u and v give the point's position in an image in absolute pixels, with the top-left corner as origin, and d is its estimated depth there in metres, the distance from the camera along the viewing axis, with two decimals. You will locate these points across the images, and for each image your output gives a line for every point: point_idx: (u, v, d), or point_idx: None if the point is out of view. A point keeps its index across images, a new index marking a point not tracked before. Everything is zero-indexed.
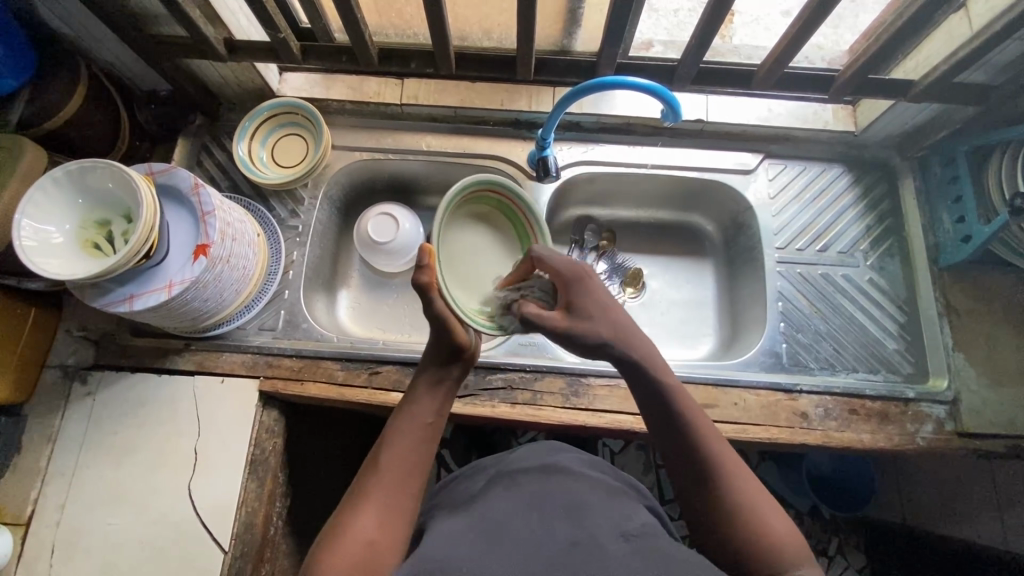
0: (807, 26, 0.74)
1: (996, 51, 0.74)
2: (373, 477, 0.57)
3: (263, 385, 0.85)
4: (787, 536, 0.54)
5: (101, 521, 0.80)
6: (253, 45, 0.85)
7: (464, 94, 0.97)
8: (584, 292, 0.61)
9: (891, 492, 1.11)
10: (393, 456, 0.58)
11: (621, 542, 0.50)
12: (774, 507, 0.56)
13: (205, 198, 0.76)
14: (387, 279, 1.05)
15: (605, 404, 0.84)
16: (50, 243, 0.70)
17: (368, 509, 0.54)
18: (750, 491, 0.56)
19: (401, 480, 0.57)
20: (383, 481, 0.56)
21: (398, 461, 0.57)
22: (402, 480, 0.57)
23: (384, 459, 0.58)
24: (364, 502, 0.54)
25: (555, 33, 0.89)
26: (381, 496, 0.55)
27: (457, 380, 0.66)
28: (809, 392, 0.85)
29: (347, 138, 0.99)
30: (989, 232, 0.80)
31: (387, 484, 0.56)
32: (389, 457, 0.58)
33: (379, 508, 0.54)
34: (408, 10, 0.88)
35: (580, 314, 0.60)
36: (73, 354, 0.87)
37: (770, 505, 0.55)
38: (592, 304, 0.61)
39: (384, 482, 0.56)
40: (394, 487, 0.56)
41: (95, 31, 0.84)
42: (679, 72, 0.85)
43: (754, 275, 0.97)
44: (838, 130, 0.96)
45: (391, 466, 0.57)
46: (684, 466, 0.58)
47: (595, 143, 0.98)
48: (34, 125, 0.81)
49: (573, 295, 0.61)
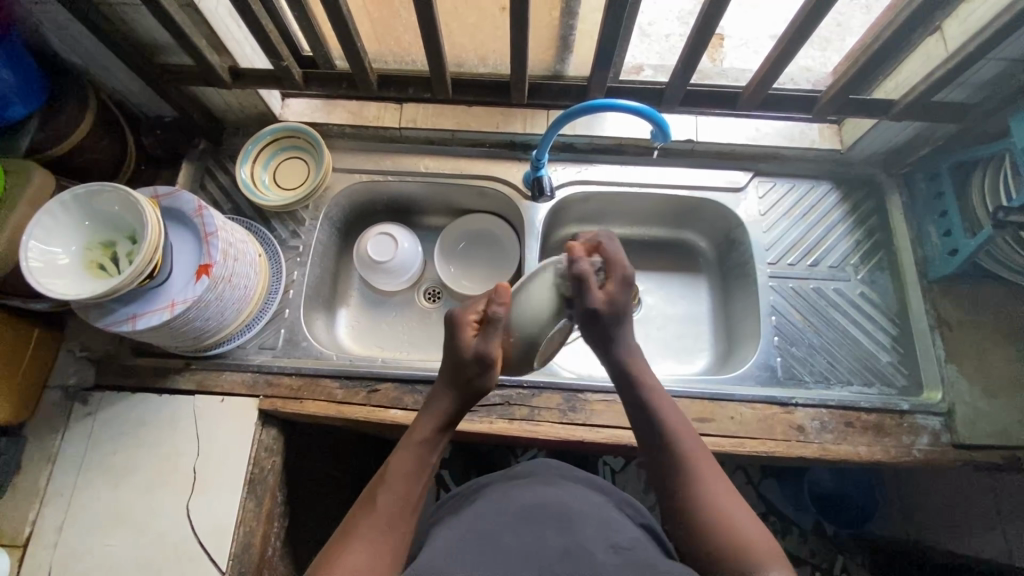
0: (787, 52, 0.77)
1: (973, 70, 0.77)
2: (366, 519, 0.59)
3: (263, 403, 0.86)
4: (757, 546, 0.55)
5: (99, 542, 0.80)
6: (257, 73, 0.88)
7: (461, 117, 1.00)
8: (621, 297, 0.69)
9: (894, 510, 1.10)
10: (389, 496, 0.61)
11: (610, 554, 0.52)
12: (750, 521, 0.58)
13: (208, 219, 0.78)
14: (386, 297, 1.06)
15: (602, 419, 0.85)
16: (55, 263, 0.71)
17: (359, 546, 0.56)
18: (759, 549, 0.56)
19: (395, 521, 0.59)
20: (376, 519, 0.59)
21: (388, 498, 0.61)
22: (393, 518, 0.59)
23: (378, 503, 0.60)
24: (356, 539, 0.57)
25: (548, 60, 0.92)
26: (374, 534, 0.58)
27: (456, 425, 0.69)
28: (804, 405, 0.86)
29: (347, 161, 1.01)
30: (975, 245, 0.81)
31: (379, 527, 0.58)
32: (382, 494, 0.61)
33: (369, 546, 0.56)
34: (406, 38, 0.91)
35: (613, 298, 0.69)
36: (75, 374, 0.88)
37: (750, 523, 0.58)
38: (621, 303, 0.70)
39: (376, 523, 0.58)
40: (386, 522, 0.59)
41: (105, 61, 0.87)
42: (668, 94, 0.87)
43: (747, 289, 0.99)
44: (824, 148, 0.98)
45: (386, 506, 0.60)
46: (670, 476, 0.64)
47: (588, 164, 1.00)
48: (43, 150, 0.84)
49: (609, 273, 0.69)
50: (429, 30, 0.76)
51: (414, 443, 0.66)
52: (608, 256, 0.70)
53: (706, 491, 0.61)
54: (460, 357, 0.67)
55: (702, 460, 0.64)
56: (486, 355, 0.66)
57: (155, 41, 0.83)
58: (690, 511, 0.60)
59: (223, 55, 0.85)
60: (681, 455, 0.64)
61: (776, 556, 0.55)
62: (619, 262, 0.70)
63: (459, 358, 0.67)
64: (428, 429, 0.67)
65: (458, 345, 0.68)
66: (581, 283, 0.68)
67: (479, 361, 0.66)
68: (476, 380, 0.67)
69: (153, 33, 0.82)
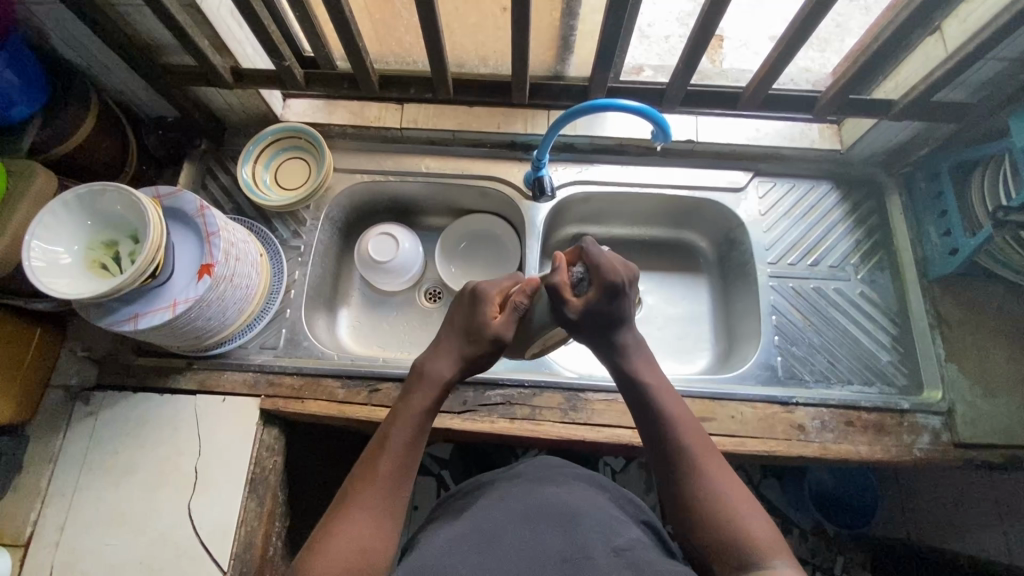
0: (787, 52, 0.78)
1: (973, 71, 0.77)
2: (365, 490, 0.59)
3: (264, 403, 0.86)
4: (763, 542, 0.56)
5: (101, 542, 0.80)
6: (258, 73, 0.88)
7: (462, 118, 1.00)
8: (611, 303, 0.69)
9: (894, 510, 1.10)
10: (389, 466, 0.61)
11: (612, 558, 0.52)
12: (755, 513, 0.59)
13: (209, 218, 0.79)
14: (387, 297, 1.07)
15: (604, 418, 0.85)
16: (58, 263, 0.71)
17: (360, 519, 0.57)
18: (768, 540, 0.57)
19: (393, 492, 0.60)
20: (376, 493, 0.59)
21: (389, 466, 0.61)
22: (393, 488, 0.60)
23: (379, 472, 0.60)
24: (356, 511, 0.57)
25: (549, 60, 0.93)
26: (373, 509, 0.58)
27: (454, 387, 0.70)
28: (805, 405, 0.86)
29: (348, 161, 1.01)
30: (975, 244, 0.82)
31: (378, 498, 0.59)
32: (383, 463, 0.61)
33: (370, 519, 0.57)
34: (407, 39, 0.92)
35: (599, 306, 0.69)
36: (76, 374, 0.88)
37: (754, 517, 0.58)
38: (612, 309, 0.69)
39: (377, 494, 0.59)
40: (387, 494, 0.59)
41: (107, 62, 0.87)
42: (669, 94, 0.88)
43: (748, 289, 0.99)
44: (824, 148, 0.99)
45: (386, 477, 0.60)
46: (671, 468, 0.64)
47: (589, 164, 1.01)
48: (45, 150, 0.84)
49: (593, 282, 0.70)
50: (431, 30, 0.77)
51: (414, 410, 0.65)
52: (591, 263, 0.70)
53: (711, 486, 0.61)
54: (476, 332, 0.70)
55: (705, 453, 0.64)
56: (502, 337, 0.69)
57: (157, 41, 0.84)
58: (695, 505, 0.60)
59: (226, 56, 0.86)
60: (683, 447, 0.64)
61: (781, 549, 0.56)
62: (604, 270, 0.69)
63: (475, 332, 0.70)
64: (427, 397, 0.67)
65: (476, 321, 0.70)
66: (557, 294, 0.70)
67: (494, 342, 0.69)
68: (484, 358, 0.71)
69: (155, 34, 0.82)
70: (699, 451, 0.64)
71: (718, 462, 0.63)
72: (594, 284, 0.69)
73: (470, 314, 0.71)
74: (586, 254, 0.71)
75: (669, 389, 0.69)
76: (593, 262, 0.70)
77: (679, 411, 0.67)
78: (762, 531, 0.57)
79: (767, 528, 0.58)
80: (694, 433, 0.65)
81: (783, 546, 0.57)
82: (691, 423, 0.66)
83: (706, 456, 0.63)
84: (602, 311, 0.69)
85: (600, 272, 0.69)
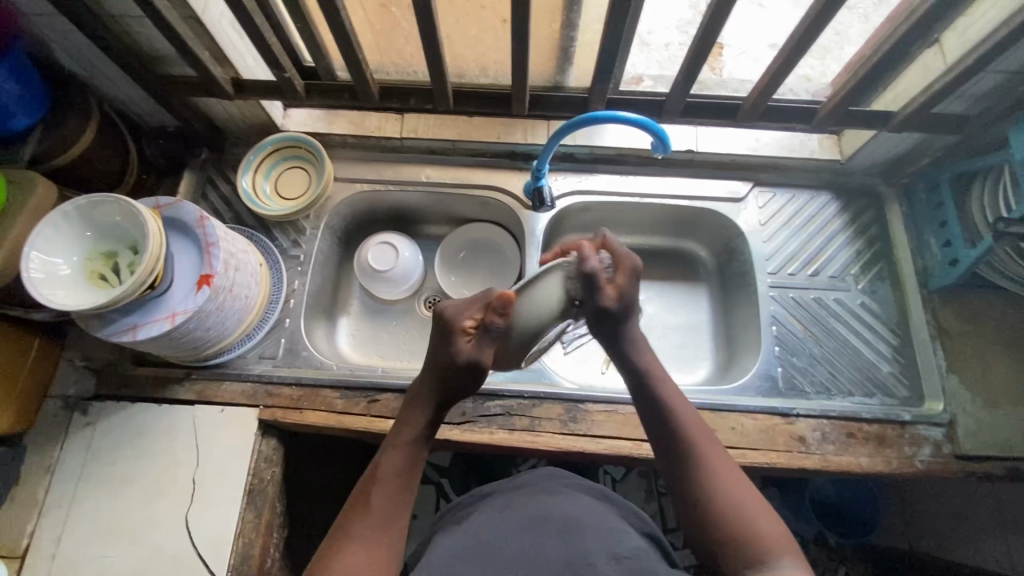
0: (786, 64, 0.78)
1: (972, 83, 0.77)
2: (360, 520, 0.60)
3: (263, 414, 0.86)
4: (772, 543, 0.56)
5: (98, 553, 0.80)
6: (258, 84, 0.88)
7: (462, 128, 1.00)
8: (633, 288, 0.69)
9: (897, 519, 1.09)
10: (383, 496, 0.61)
11: (612, 565, 0.52)
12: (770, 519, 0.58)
13: (209, 229, 0.78)
14: (386, 305, 1.06)
15: (603, 429, 0.85)
16: (57, 274, 0.71)
17: (358, 548, 0.57)
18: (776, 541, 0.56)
19: (390, 520, 0.60)
20: (371, 523, 0.59)
21: (383, 496, 0.61)
22: (388, 516, 0.60)
23: (373, 502, 0.61)
24: (352, 541, 0.58)
25: (550, 70, 0.93)
26: (371, 536, 0.59)
27: (445, 410, 0.69)
28: (805, 416, 0.86)
29: (349, 171, 1.01)
30: (976, 255, 0.81)
31: (374, 526, 0.59)
32: (376, 494, 0.61)
33: (367, 547, 0.58)
34: (407, 49, 0.92)
35: (625, 297, 0.68)
36: (75, 384, 0.88)
37: (768, 519, 0.58)
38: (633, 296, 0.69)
39: (372, 523, 0.59)
40: (382, 522, 0.60)
41: (108, 73, 0.88)
42: (668, 105, 0.88)
43: (748, 299, 0.99)
44: (824, 158, 0.99)
45: (381, 506, 0.61)
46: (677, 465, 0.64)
47: (587, 173, 1.01)
48: (46, 160, 0.84)
49: (625, 272, 0.69)
50: (431, 43, 0.77)
51: (404, 440, 0.66)
52: (617, 253, 0.70)
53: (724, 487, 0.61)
54: (450, 361, 0.66)
55: (714, 453, 0.64)
56: (480, 362, 0.66)
57: (157, 52, 0.84)
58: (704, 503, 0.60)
59: (226, 67, 0.86)
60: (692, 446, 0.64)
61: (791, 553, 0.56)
62: (625, 258, 0.69)
63: (448, 361, 0.66)
64: (415, 425, 0.67)
65: (449, 351, 0.66)
66: (591, 282, 0.65)
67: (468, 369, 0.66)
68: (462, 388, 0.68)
69: (156, 45, 0.82)
70: (706, 450, 0.64)
71: (729, 465, 0.63)
72: (621, 274, 0.69)
73: (438, 348, 0.67)
74: (613, 245, 0.70)
75: (678, 393, 0.69)
76: (618, 250, 0.70)
77: (689, 415, 0.67)
78: (773, 533, 0.57)
79: (781, 532, 0.57)
80: (703, 434, 0.65)
81: (795, 552, 0.56)
82: (701, 424, 0.67)
83: (713, 456, 0.63)
84: (627, 298, 0.69)
85: (628, 262, 0.69)
